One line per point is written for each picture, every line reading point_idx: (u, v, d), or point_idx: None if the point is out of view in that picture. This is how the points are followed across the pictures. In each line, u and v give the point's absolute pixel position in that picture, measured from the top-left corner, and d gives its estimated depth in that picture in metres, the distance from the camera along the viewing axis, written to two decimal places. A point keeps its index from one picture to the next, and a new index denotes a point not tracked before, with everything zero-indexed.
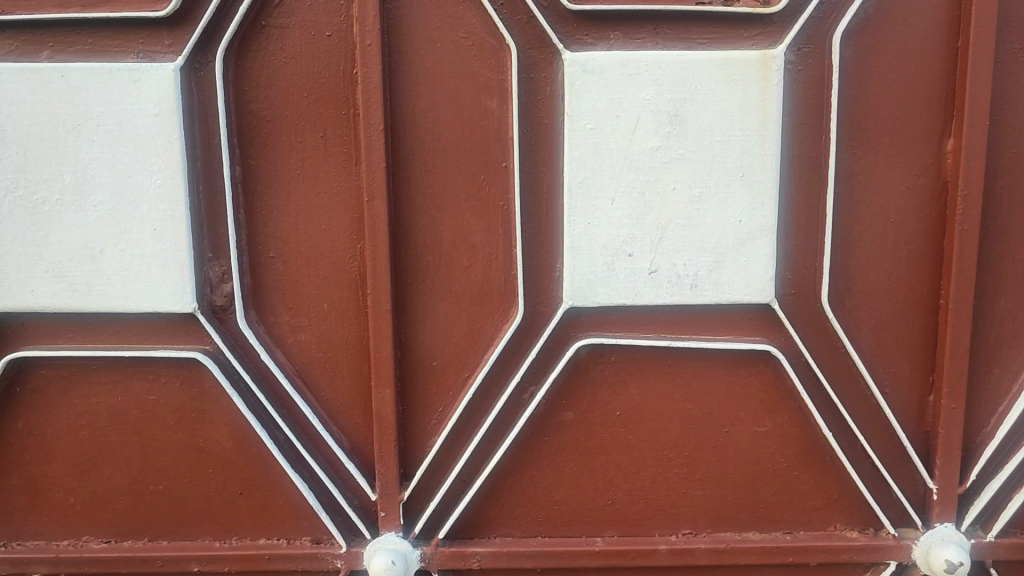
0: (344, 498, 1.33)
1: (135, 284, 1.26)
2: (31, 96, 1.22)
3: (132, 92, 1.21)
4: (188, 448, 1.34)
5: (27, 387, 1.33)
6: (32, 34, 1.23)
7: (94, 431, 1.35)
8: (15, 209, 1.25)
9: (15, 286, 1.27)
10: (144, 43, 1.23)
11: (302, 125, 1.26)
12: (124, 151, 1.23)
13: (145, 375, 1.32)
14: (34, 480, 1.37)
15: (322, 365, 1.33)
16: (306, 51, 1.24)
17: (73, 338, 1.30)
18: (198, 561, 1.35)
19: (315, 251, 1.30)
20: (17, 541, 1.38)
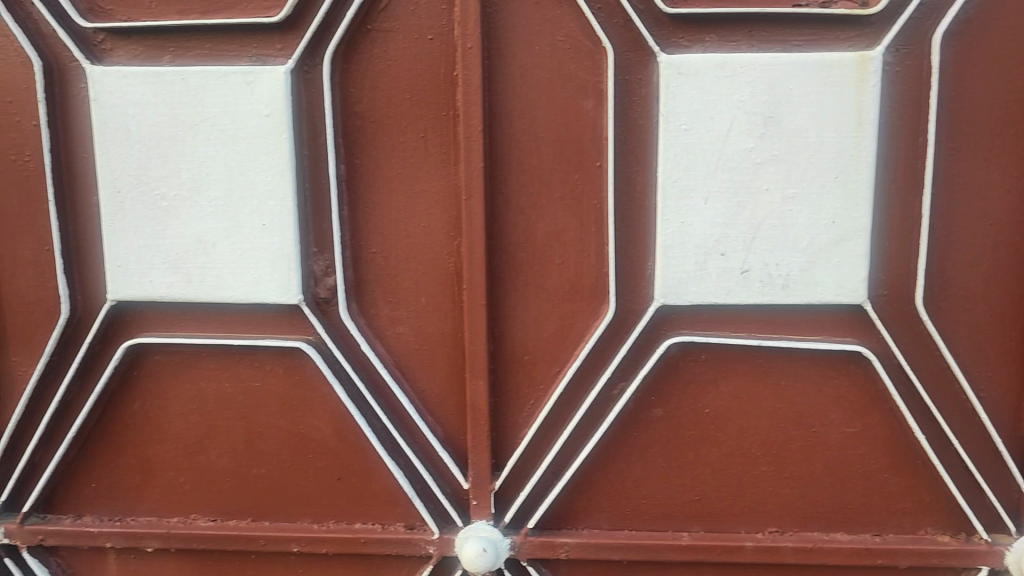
0: (437, 486, 1.38)
1: (246, 276, 1.33)
2: (153, 97, 1.29)
3: (246, 94, 1.28)
4: (291, 433, 1.41)
5: (143, 372, 1.41)
6: (154, 39, 1.31)
7: (203, 415, 1.42)
8: (137, 203, 1.33)
9: (135, 276, 1.35)
10: (257, 47, 1.30)
11: (404, 125, 1.31)
12: (237, 149, 1.29)
13: (251, 363, 1.39)
14: (148, 460, 1.45)
15: (418, 357, 1.38)
16: (409, 54, 1.29)
17: (187, 326, 1.38)
18: (298, 541, 1.41)
19: (414, 247, 1.34)
20: (131, 516, 1.47)
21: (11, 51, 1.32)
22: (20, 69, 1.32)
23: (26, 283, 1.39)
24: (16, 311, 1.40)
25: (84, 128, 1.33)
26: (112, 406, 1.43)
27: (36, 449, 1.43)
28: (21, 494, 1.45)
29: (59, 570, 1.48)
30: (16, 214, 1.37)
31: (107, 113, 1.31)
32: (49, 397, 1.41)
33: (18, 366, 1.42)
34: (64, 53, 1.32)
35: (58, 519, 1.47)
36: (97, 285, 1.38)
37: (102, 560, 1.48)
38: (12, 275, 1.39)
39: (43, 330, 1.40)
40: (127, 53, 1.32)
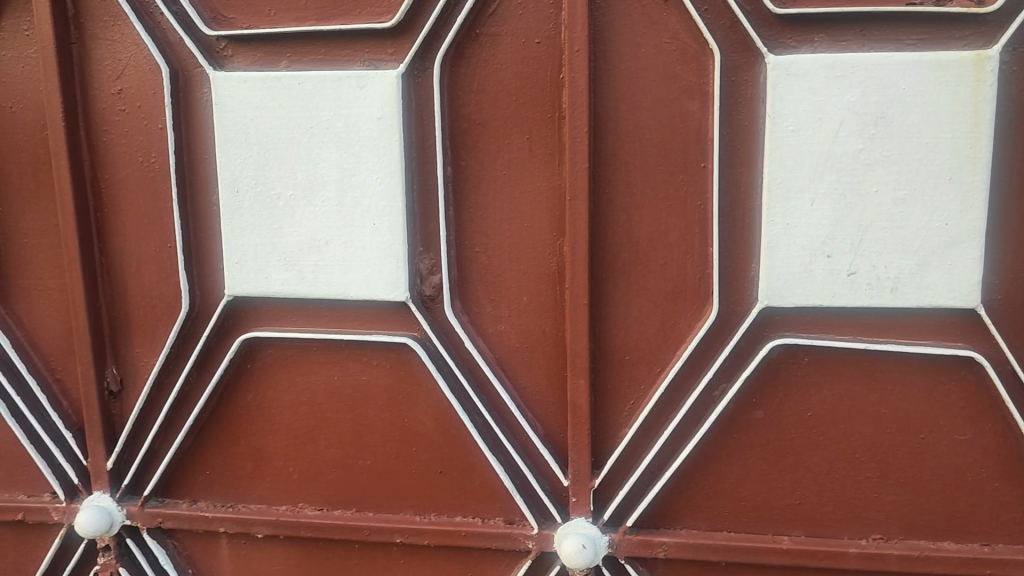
0: (537, 482, 1.40)
1: (356, 273, 1.38)
2: (271, 101, 1.35)
3: (359, 98, 1.33)
4: (396, 426, 1.45)
5: (256, 364, 1.47)
6: (272, 45, 1.37)
7: (312, 406, 1.47)
8: (254, 203, 1.39)
9: (251, 272, 1.41)
10: (369, 52, 1.34)
11: (510, 127, 1.33)
12: (350, 151, 1.34)
13: (359, 358, 1.43)
14: (259, 449, 1.51)
15: (520, 355, 1.40)
16: (516, 58, 1.31)
17: (299, 321, 1.43)
18: (401, 532, 1.45)
19: (517, 246, 1.37)
20: (242, 503, 1.53)
21: (141, 58, 1.40)
22: (149, 76, 1.40)
23: (150, 278, 1.47)
24: (140, 304, 1.48)
25: (206, 131, 1.40)
26: (226, 397, 1.49)
27: (156, 436, 1.51)
28: (141, 478, 1.53)
29: (175, 551, 1.56)
30: (142, 213, 1.45)
31: (227, 117, 1.37)
32: (168, 387, 1.49)
33: (141, 357, 1.50)
34: (189, 60, 1.39)
35: (175, 503, 1.55)
36: (215, 280, 1.44)
37: (215, 544, 1.55)
38: (137, 270, 1.47)
39: (164, 323, 1.47)
40: (247, 58, 1.38)
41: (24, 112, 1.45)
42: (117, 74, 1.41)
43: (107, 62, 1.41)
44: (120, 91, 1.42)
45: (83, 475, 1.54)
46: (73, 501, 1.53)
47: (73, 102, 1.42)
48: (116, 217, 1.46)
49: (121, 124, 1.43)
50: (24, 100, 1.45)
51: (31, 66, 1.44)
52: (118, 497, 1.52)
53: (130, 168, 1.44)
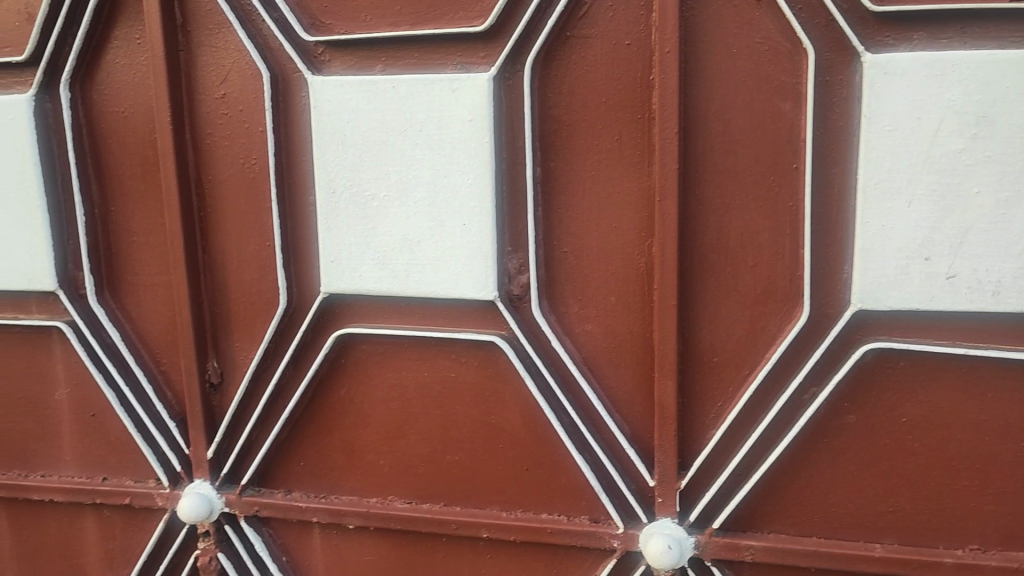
0: (623, 481, 1.41)
1: (446, 272, 1.41)
2: (366, 104, 1.39)
3: (451, 100, 1.35)
4: (483, 423, 1.48)
5: (349, 360, 1.51)
6: (367, 50, 1.41)
7: (403, 402, 1.51)
8: (350, 203, 1.43)
9: (345, 271, 1.45)
10: (462, 55, 1.37)
11: (599, 128, 1.34)
12: (441, 153, 1.37)
13: (448, 355, 1.46)
14: (351, 443, 1.55)
15: (607, 354, 1.41)
16: (607, 60, 1.32)
17: (391, 319, 1.47)
18: (488, 527, 1.48)
19: (606, 247, 1.38)
20: (335, 493, 1.58)
21: (244, 64, 1.45)
22: (251, 80, 1.45)
23: (249, 275, 1.53)
24: (240, 300, 1.54)
25: (304, 133, 1.45)
26: (320, 391, 1.54)
27: (254, 428, 1.57)
28: (239, 468, 1.59)
29: (270, 539, 1.62)
30: (243, 212, 1.51)
31: (324, 120, 1.41)
32: (266, 380, 1.55)
33: (241, 351, 1.56)
34: (289, 65, 1.44)
35: (271, 492, 1.60)
36: (312, 279, 1.50)
37: (308, 533, 1.60)
38: (237, 268, 1.53)
39: (263, 319, 1.53)
40: (344, 63, 1.42)
41: (135, 116, 1.53)
42: (221, 80, 1.47)
43: (211, 68, 1.48)
44: (223, 95, 1.48)
45: (185, 463, 1.62)
46: (175, 488, 1.62)
47: (180, 106, 1.49)
48: (218, 216, 1.52)
49: (224, 127, 1.49)
50: (135, 104, 1.53)
51: (142, 72, 1.51)
52: (218, 485, 1.59)
53: (232, 169, 1.50)
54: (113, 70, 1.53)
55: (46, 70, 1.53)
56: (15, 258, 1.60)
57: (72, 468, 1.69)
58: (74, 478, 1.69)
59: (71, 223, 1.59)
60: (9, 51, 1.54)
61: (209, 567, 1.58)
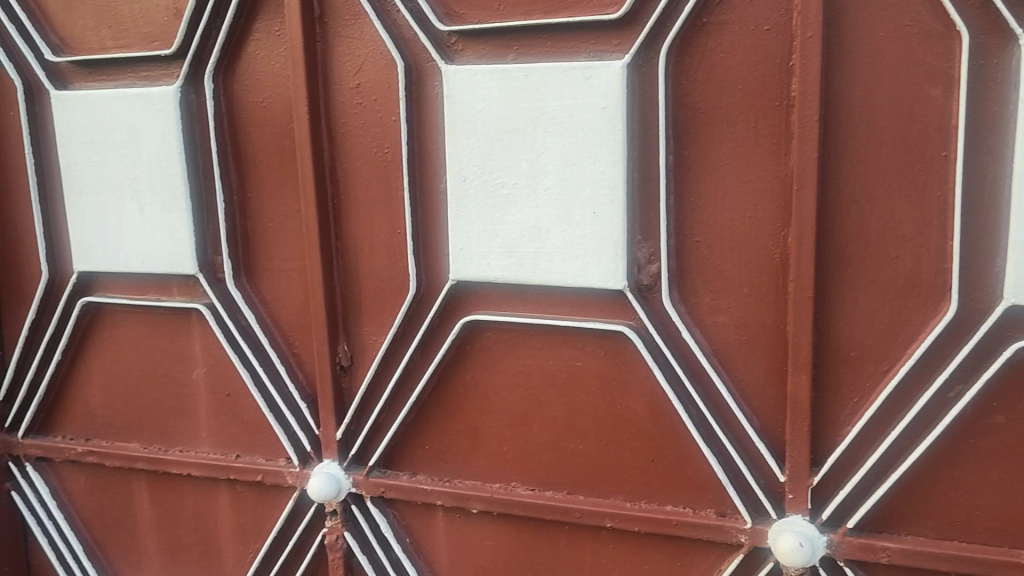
0: (752, 475, 1.38)
1: (575, 261, 1.41)
2: (499, 93, 1.40)
3: (584, 88, 1.35)
4: (609, 413, 1.47)
5: (476, 346, 1.53)
6: (500, 39, 1.41)
7: (528, 389, 1.51)
8: (481, 191, 1.44)
9: (475, 258, 1.47)
10: (595, 44, 1.36)
11: (736, 116, 1.32)
12: (573, 141, 1.37)
13: (575, 344, 1.46)
14: (475, 428, 1.57)
15: (738, 346, 1.38)
16: (745, 45, 1.29)
17: (518, 306, 1.48)
18: (612, 517, 1.48)
19: (740, 237, 1.35)
20: (458, 478, 1.60)
21: (378, 54, 1.49)
22: (385, 70, 1.49)
23: (380, 262, 1.56)
24: (370, 286, 1.58)
25: (436, 122, 1.47)
26: (446, 376, 1.56)
27: (381, 411, 1.61)
28: (367, 449, 1.63)
29: (394, 521, 1.65)
30: (376, 200, 1.54)
31: (457, 109, 1.43)
32: (394, 364, 1.58)
33: (370, 335, 1.60)
34: (422, 55, 1.47)
35: (396, 474, 1.64)
36: (440, 266, 1.52)
37: (432, 516, 1.63)
38: (369, 255, 1.57)
39: (392, 304, 1.57)
40: (476, 52, 1.43)
41: (273, 106, 1.58)
42: (356, 70, 1.51)
43: (347, 58, 1.51)
44: (358, 85, 1.51)
45: (315, 443, 1.67)
46: (305, 467, 1.67)
47: (316, 97, 1.53)
48: (351, 203, 1.56)
49: (358, 116, 1.52)
50: (274, 94, 1.58)
51: (281, 63, 1.57)
52: (346, 465, 1.64)
53: (364, 158, 1.53)
54: (253, 62, 1.59)
55: (191, 62, 1.60)
56: (160, 243, 1.68)
57: (208, 444, 1.77)
58: (209, 453, 1.76)
59: (212, 209, 1.66)
60: (157, 45, 1.63)
61: (335, 546, 1.64)
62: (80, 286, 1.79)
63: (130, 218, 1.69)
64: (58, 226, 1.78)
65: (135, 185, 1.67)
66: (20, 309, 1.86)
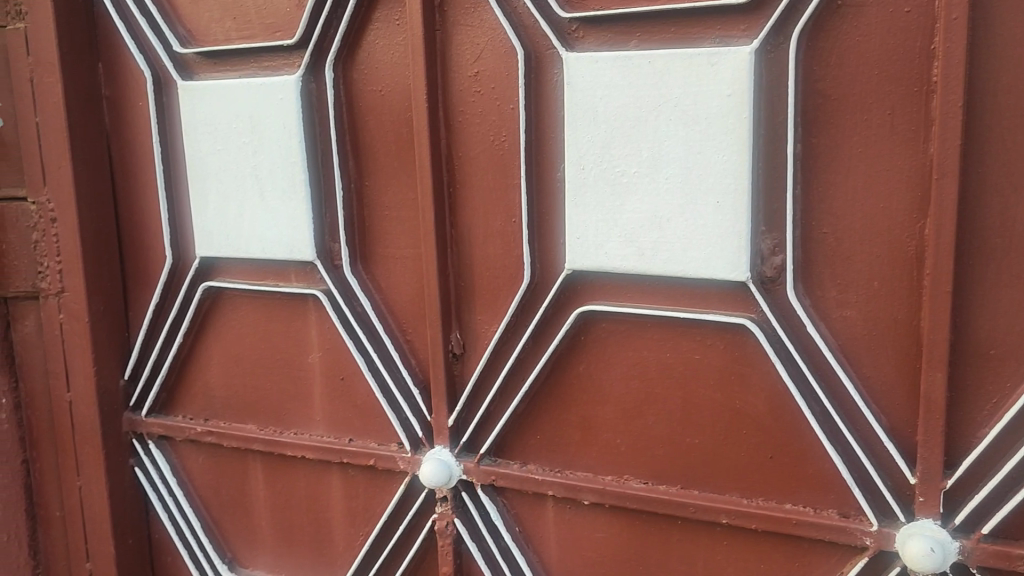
0: (879, 476, 1.33)
1: (696, 251, 1.38)
2: (620, 80, 1.38)
3: (709, 74, 1.32)
4: (726, 407, 1.44)
5: (590, 337, 1.52)
6: (622, 26, 1.39)
7: (643, 382, 1.49)
8: (599, 180, 1.43)
9: (592, 248, 1.45)
10: (721, 29, 1.33)
11: (870, 102, 1.27)
12: (696, 129, 1.34)
13: (694, 336, 1.44)
14: (588, 420, 1.55)
15: (866, 342, 1.33)
16: (882, 29, 1.24)
17: (634, 297, 1.46)
18: (728, 514, 1.44)
19: (871, 228, 1.30)
20: (570, 469, 1.59)
21: (498, 42, 1.49)
22: (504, 58, 1.48)
23: (495, 250, 1.56)
24: (485, 274, 1.58)
25: (555, 110, 1.46)
26: (559, 367, 1.55)
27: (494, 399, 1.61)
28: (478, 437, 1.64)
29: (504, 509, 1.66)
30: (492, 188, 1.54)
31: (577, 97, 1.42)
32: (507, 353, 1.58)
33: (483, 324, 1.60)
34: (542, 43, 1.46)
35: (507, 463, 1.64)
36: (556, 255, 1.51)
37: (542, 506, 1.62)
38: (483, 243, 1.57)
39: (505, 293, 1.57)
40: (598, 39, 1.42)
41: (392, 94, 1.60)
42: (475, 58, 1.51)
43: (466, 46, 1.52)
44: (476, 73, 1.51)
45: (426, 430, 1.68)
46: (416, 453, 1.69)
47: (435, 85, 1.54)
48: (467, 191, 1.56)
49: (476, 105, 1.52)
50: (393, 83, 1.60)
51: (400, 52, 1.58)
52: (457, 453, 1.65)
53: (481, 146, 1.54)
54: (372, 51, 1.61)
55: (312, 52, 1.63)
56: (278, 230, 1.72)
57: (321, 428, 1.80)
58: (322, 437, 1.80)
59: (330, 196, 1.69)
60: (280, 35, 1.67)
61: (446, 532, 1.65)
62: (201, 271, 1.85)
63: (251, 205, 1.73)
64: (182, 213, 1.85)
65: (256, 173, 1.71)
66: (145, 292, 1.93)
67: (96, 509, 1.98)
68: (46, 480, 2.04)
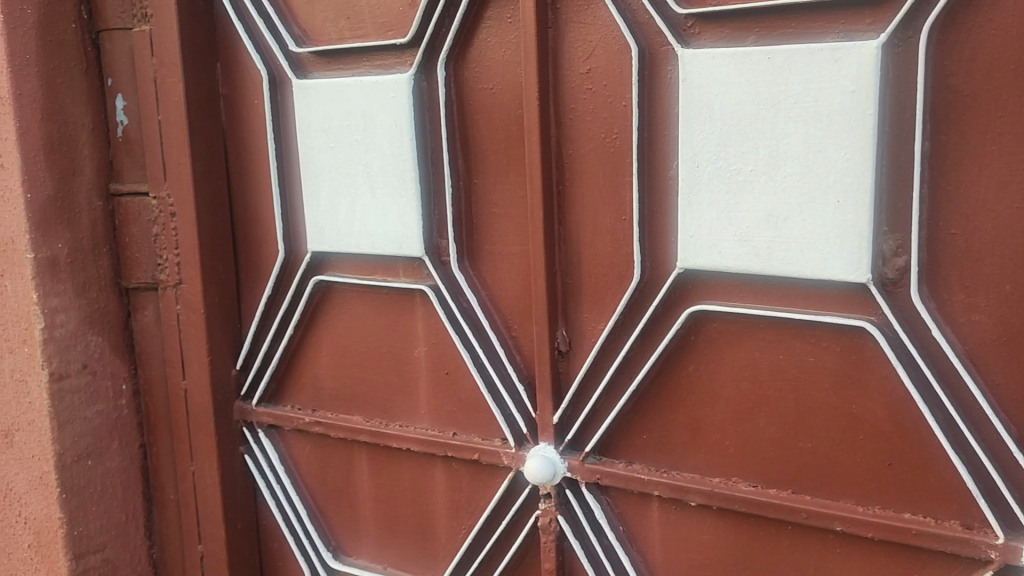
0: (1006, 487, 1.28)
1: (814, 251, 1.34)
2: (738, 77, 1.36)
3: (832, 70, 1.29)
4: (842, 413, 1.40)
5: (700, 336, 1.50)
6: (740, 21, 1.37)
7: (754, 383, 1.47)
8: (714, 178, 1.41)
9: (705, 247, 1.43)
10: (845, 23, 1.30)
11: (1005, 98, 1.22)
12: (818, 126, 1.31)
13: (809, 338, 1.40)
14: (696, 420, 1.54)
15: (996, 348, 1.28)
16: (1019, 21, 1.19)
17: (747, 297, 1.44)
18: (842, 521, 1.41)
19: (1003, 230, 1.25)
20: (676, 469, 1.57)
21: (612, 39, 1.48)
22: (617, 55, 1.48)
23: (604, 248, 1.56)
24: (592, 272, 1.58)
25: (669, 107, 1.45)
26: (668, 366, 1.54)
27: (600, 398, 1.60)
28: (584, 435, 1.64)
29: (608, 507, 1.65)
30: (602, 186, 1.54)
31: (693, 94, 1.40)
32: (614, 351, 1.58)
33: (590, 322, 1.60)
34: (657, 39, 1.45)
35: (612, 462, 1.63)
36: (667, 253, 1.50)
37: (647, 505, 1.61)
38: (592, 240, 1.57)
39: (614, 291, 1.56)
40: (714, 35, 1.40)
41: (503, 92, 1.61)
42: (588, 55, 1.51)
43: (578, 43, 1.51)
44: (589, 70, 1.51)
45: (531, 426, 1.69)
46: (520, 449, 1.69)
47: (546, 82, 1.54)
48: (576, 188, 1.56)
49: (588, 102, 1.52)
50: (504, 80, 1.60)
51: (511, 50, 1.59)
52: (562, 450, 1.65)
53: (592, 143, 1.53)
54: (484, 49, 1.62)
55: (424, 50, 1.65)
56: (387, 226, 1.75)
57: (426, 421, 1.83)
58: (427, 430, 1.82)
59: (439, 193, 1.71)
60: (392, 34, 1.69)
61: (549, 528, 1.66)
62: (312, 265, 1.90)
63: (361, 201, 1.77)
64: (294, 208, 1.90)
65: (367, 170, 1.75)
66: (257, 285, 1.99)
67: (209, 494, 2.05)
68: (162, 464, 2.13)
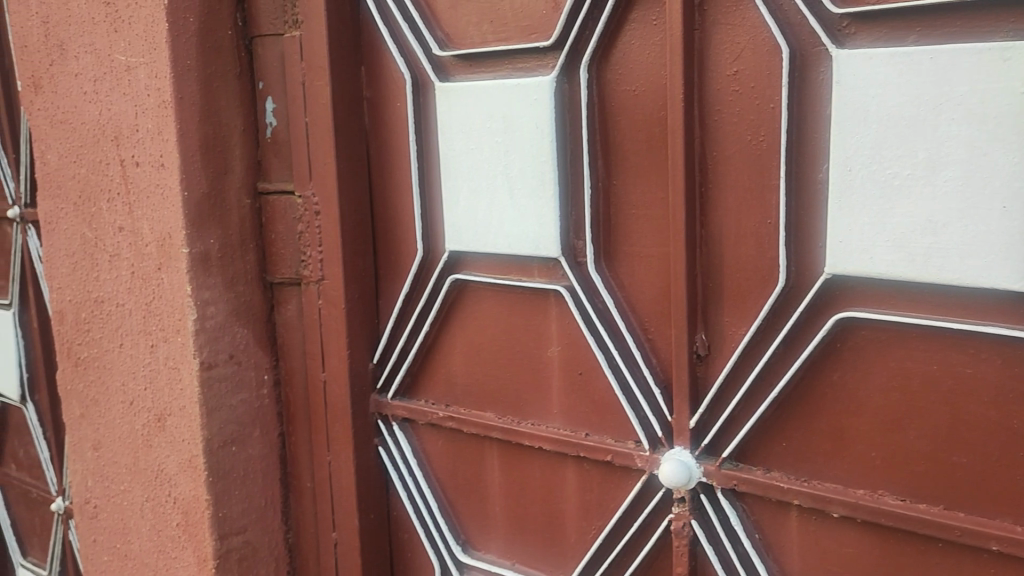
0: None
1: (976, 258, 1.29)
2: (897, 78, 1.32)
3: (1002, 71, 1.23)
4: (1002, 427, 1.34)
5: (847, 344, 1.46)
6: (901, 20, 1.33)
7: (905, 393, 1.42)
8: (867, 182, 1.37)
9: (856, 252, 1.40)
10: (1016, 21, 1.24)
11: None
12: (983, 129, 1.26)
13: (967, 349, 1.35)
14: (840, 429, 1.50)
15: None
16: None
17: (900, 305, 1.39)
18: (999, 541, 1.35)
19: None
20: (817, 479, 1.54)
21: (761, 40, 1.46)
22: (767, 56, 1.45)
23: (747, 252, 1.54)
24: (734, 276, 1.56)
25: (821, 109, 1.42)
26: (812, 374, 1.51)
27: (739, 403, 1.58)
28: (721, 440, 1.62)
29: (744, 514, 1.63)
30: (747, 189, 1.52)
31: (848, 95, 1.37)
32: (755, 357, 1.56)
33: (731, 326, 1.58)
34: (810, 40, 1.42)
35: (750, 469, 1.61)
36: (814, 258, 1.47)
37: (785, 515, 1.59)
38: (734, 243, 1.55)
39: (756, 295, 1.54)
40: (871, 35, 1.36)
41: (646, 94, 1.61)
42: (735, 57, 1.49)
43: (725, 45, 1.50)
44: (736, 72, 1.49)
45: (666, 429, 1.68)
46: (655, 452, 1.69)
47: (691, 85, 1.53)
48: (719, 191, 1.55)
49: (734, 104, 1.51)
50: (647, 82, 1.60)
51: (656, 52, 1.58)
52: (698, 454, 1.64)
53: (738, 146, 1.51)
54: (627, 51, 1.62)
55: (567, 53, 1.67)
56: (525, 226, 1.77)
57: (558, 420, 1.84)
58: (559, 429, 1.84)
59: (577, 194, 1.72)
60: (535, 37, 1.71)
61: (682, 533, 1.65)
62: (450, 264, 1.94)
63: (500, 202, 1.80)
64: (433, 208, 1.94)
65: (507, 171, 1.77)
66: (396, 282, 2.05)
67: (343, 483, 2.12)
68: (299, 453, 2.22)
